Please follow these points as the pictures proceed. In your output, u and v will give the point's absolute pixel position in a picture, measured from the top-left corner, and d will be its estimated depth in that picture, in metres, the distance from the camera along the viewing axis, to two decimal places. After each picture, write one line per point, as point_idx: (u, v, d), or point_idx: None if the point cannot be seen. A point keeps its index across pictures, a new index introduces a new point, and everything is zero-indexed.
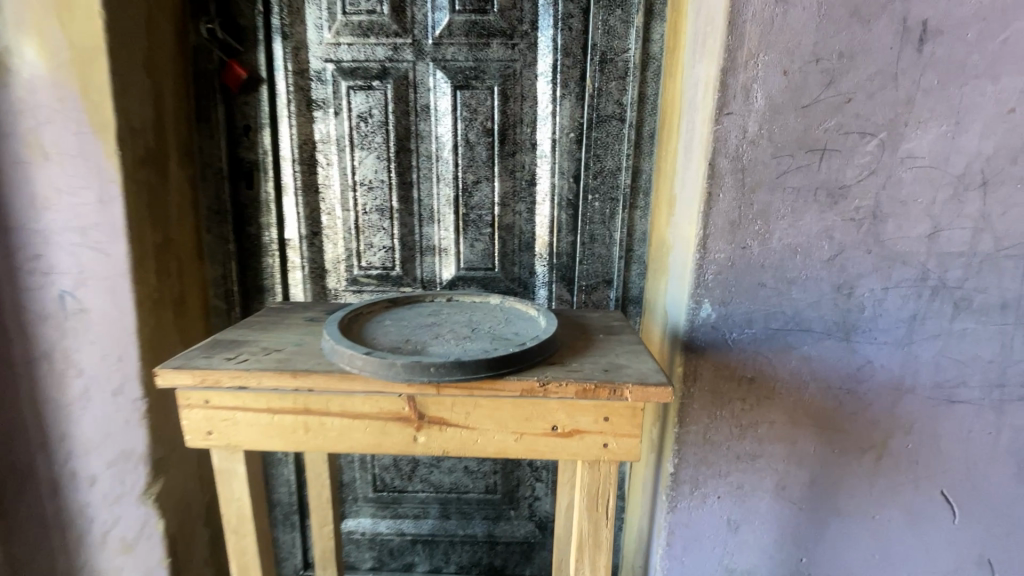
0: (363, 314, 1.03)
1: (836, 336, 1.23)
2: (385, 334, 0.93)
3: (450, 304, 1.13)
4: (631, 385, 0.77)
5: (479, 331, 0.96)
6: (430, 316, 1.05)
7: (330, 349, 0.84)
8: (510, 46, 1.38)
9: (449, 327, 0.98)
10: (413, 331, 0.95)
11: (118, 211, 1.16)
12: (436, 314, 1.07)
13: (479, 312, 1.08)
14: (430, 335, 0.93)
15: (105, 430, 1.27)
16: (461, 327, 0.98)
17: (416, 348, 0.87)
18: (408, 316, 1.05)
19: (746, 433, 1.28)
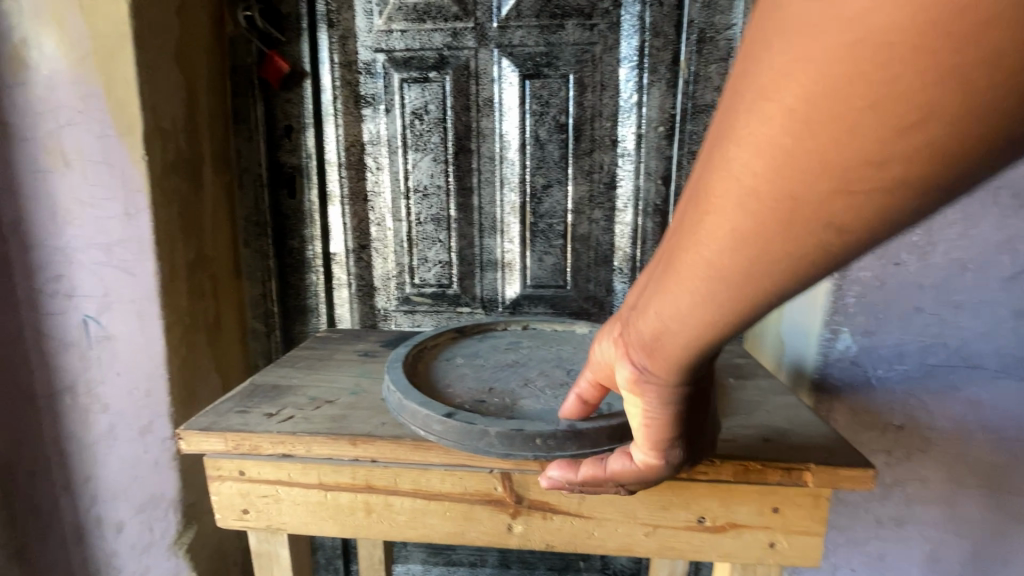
0: (428, 348, 0.84)
1: (1014, 375, 0.93)
2: (465, 379, 0.73)
3: (529, 333, 0.93)
4: (816, 464, 0.57)
5: (580, 374, 0.75)
6: (512, 352, 0.85)
7: (395, 404, 0.63)
8: (588, 26, 1.17)
9: (539, 368, 0.78)
10: (498, 376, 0.75)
11: (145, 225, 1.01)
12: (517, 347, 0.86)
13: (569, 345, 0.88)
14: (522, 380, 0.73)
15: (134, 473, 1.12)
16: (556, 368, 0.77)
17: (509, 403, 0.66)
18: (483, 352, 0.85)
19: (890, 494, 1.01)
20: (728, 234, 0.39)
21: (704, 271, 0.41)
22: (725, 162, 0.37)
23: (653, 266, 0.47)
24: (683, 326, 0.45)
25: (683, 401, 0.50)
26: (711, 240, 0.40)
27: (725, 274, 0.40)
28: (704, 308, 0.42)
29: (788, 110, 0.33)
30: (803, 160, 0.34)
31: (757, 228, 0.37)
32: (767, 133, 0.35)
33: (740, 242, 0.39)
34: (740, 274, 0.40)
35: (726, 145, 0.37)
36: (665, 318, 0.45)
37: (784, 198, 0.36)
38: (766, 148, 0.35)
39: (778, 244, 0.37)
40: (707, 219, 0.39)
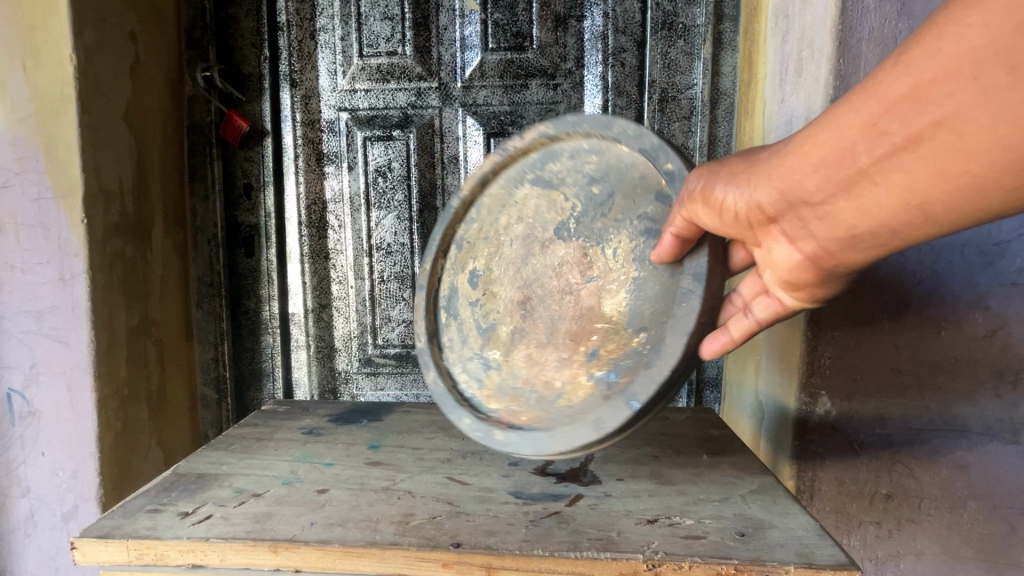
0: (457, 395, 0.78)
1: (1000, 438, 0.87)
2: (544, 362, 0.73)
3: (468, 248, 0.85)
4: (796, 569, 0.50)
5: (580, 232, 0.74)
6: (493, 291, 0.80)
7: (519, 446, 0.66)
8: (551, 86, 1.17)
9: (546, 273, 0.75)
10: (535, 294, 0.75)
11: (80, 290, 0.94)
12: (487, 283, 0.81)
13: (506, 221, 0.82)
14: (572, 300, 0.73)
15: (53, 565, 1.01)
16: (554, 253, 0.75)
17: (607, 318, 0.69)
18: (480, 321, 0.80)
19: (884, 570, 0.92)
20: (929, 185, 0.44)
21: (918, 211, 0.46)
22: (964, 124, 0.41)
23: (811, 179, 0.50)
24: (881, 242, 0.50)
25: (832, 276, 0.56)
26: (912, 184, 0.45)
27: (933, 215, 0.46)
28: (900, 231, 0.48)
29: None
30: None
31: (976, 185, 0.43)
32: (1007, 109, 0.39)
33: (976, 196, 0.43)
34: (940, 215, 0.46)
35: (961, 99, 0.40)
36: (862, 235, 0.50)
37: (1008, 166, 0.41)
38: (999, 122, 0.39)
39: (970, 204, 0.44)
40: (917, 166, 0.44)
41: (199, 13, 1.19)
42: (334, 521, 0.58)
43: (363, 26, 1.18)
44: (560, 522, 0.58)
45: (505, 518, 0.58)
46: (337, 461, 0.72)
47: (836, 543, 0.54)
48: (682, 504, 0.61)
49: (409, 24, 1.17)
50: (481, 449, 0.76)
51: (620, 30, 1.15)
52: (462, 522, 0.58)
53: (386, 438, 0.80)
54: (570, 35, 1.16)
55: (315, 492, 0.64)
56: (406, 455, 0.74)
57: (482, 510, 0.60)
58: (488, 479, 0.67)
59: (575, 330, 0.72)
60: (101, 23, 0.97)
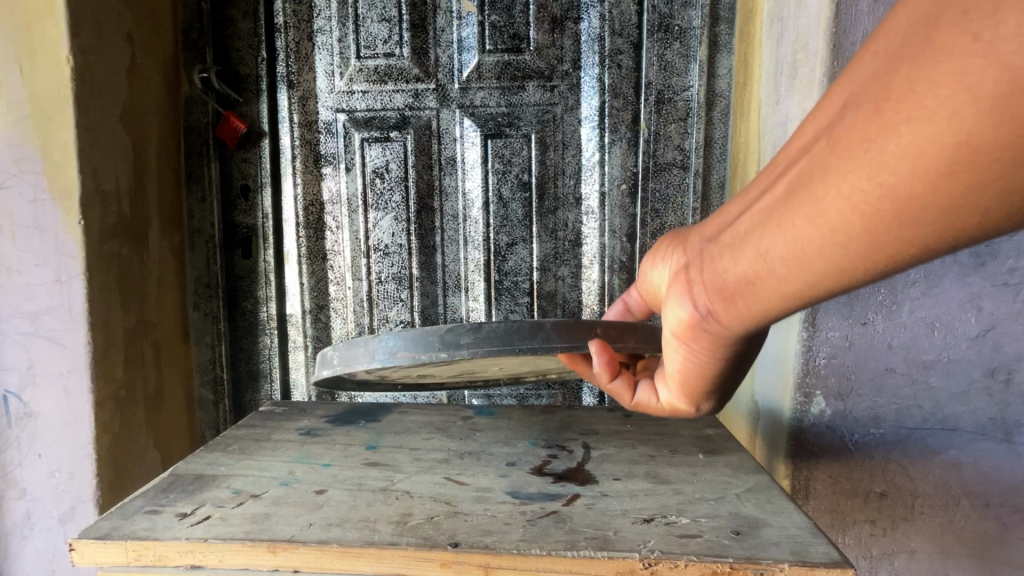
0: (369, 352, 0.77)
1: (993, 437, 0.88)
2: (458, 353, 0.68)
3: None
4: (790, 566, 0.51)
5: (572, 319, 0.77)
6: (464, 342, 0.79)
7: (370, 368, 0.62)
8: (548, 88, 1.18)
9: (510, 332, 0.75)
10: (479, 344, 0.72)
11: (77, 292, 0.94)
12: None
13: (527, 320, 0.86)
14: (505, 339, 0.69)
15: (50, 567, 1.01)
16: None
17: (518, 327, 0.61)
18: None
19: (878, 568, 0.93)
20: (778, 259, 0.42)
21: (777, 284, 0.43)
22: (800, 198, 0.38)
23: (710, 238, 0.50)
24: (754, 317, 0.48)
25: (722, 360, 0.55)
26: (765, 254, 0.43)
27: (793, 294, 0.43)
28: (767, 305, 0.45)
29: (852, 181, 0.35)
30: (873, 223, 0.35)
31: (823, 266, 0.39)
32: (832, 187, 0.36)
33: (822, 276, 0.40)
34: (798, 293, 0.43)
35: (803, 171, 0.38)
36: (734, 303, 0.48)
37: (845, 249, 0.37)
38: (826, 199, 0.37)
39: (825, 286, 0.41)
40: (767, 235, 0.42)
41: (196, 14, 1.19)
42: (332, 522, 0.58)
43: (360, 28, 1.18)
44: (558, 521, 0.58)
45: (502, 518, 0.59)
46: (335, 461, 0.72)
47: (830, 541, 0.55)
48: (677, 503, 0.62)
49: (406, 26, 1.18)
50: (479, 449, 0.76)
51: (616, 32, 1.15)
52: (460, 522, 0.58)
53: (384, 438, 0.80)
54: (566, 36, 1.16)
55: (314, 492, 0.65)
56: (404, 456, 0.74)
57: (480, 509, 0.61)
58: (486, 479, 0.68)
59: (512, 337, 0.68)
60: (98, 25, 0.97)
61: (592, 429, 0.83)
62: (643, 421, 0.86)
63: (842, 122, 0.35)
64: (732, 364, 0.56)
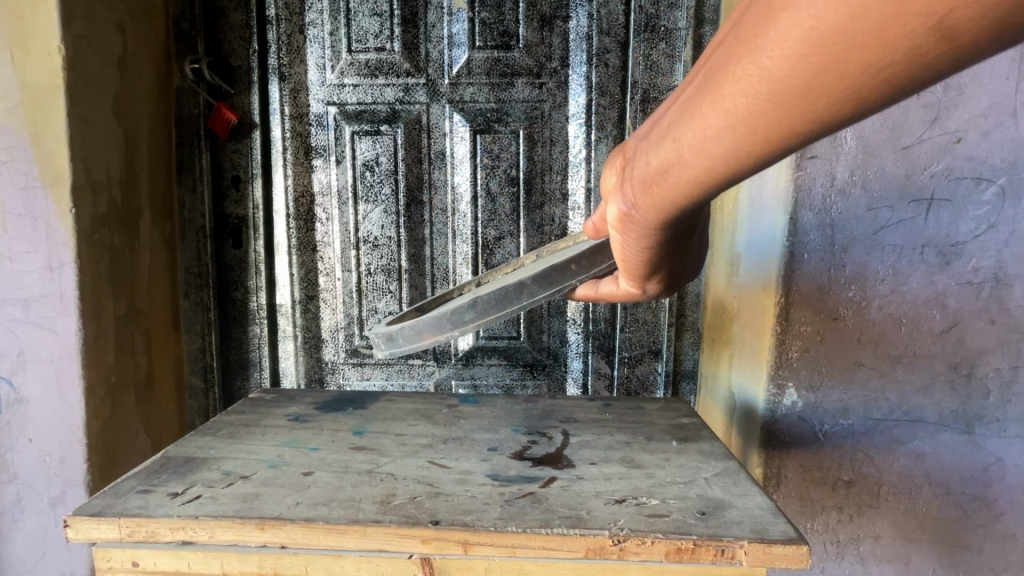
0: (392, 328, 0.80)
1: (954, 429, 0.90)
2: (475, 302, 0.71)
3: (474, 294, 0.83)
4: (749, 543, 0.54)
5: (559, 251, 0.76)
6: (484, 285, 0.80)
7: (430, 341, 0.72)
8: (536, 85, 1.20)
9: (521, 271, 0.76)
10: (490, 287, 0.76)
11: (69, 280, 0.95)
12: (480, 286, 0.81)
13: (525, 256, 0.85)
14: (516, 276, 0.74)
15: (41, 550, 1.03)
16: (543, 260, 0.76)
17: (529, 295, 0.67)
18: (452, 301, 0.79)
19: (844, 553, 0.97)
20: (691, 146, 0.40)
21: (693, 171, 0.41)
22: (710, 83, 0.36)
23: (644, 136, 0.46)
24: (678, 208, 0.45)
25: (658, 248, 0.52)
26: (679, 142, 0.40)
27: (706, 179, 0.41)
28: (685, 198, 0.44)
29: (782, 41, 0.31)
30: (784, 95, 0.33)
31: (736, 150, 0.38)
32: (755, 59, 0.33)
33: (743, 157, 0.38)
34: (717, 179, 0.40)
35: (721, 51, 0.36)
36: (656, 196, 0.45)
37: (766, 126, 0.35)
38: (750, 67, 0.33)
39: (743, 169, 0.39)
40: (687, 125, 0.39)
41: (188, 5, 1.19)
42: (318, 501, 0.61)
43: (352, 22, 1.19)
44: (534, 502, 0.61)
45: (481, 499, 0.62)
46: (322, 446, 0.75)
47: (788, 521, 0.58)
48: (649, 486, 0.65)
49: (397, 21, 1.19)
50: (462, 435, 0.79)
51: (604, 32, 1.18)
52: (441, 502, 0.61)
53: (370, 424, 0.83)
54: (555, 35, 1.18)
55: (301, 474, 0.67)
56: (389, 441, 0.77)
57: (461, 491, 0.63)
58: (467, 463, 0.70)
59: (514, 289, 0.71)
60: (90, 15, 0.97)
61: (571, 418, 0.87)
62: (622, 411, 0.89)
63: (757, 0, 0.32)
64: (669, 247, 0.52)
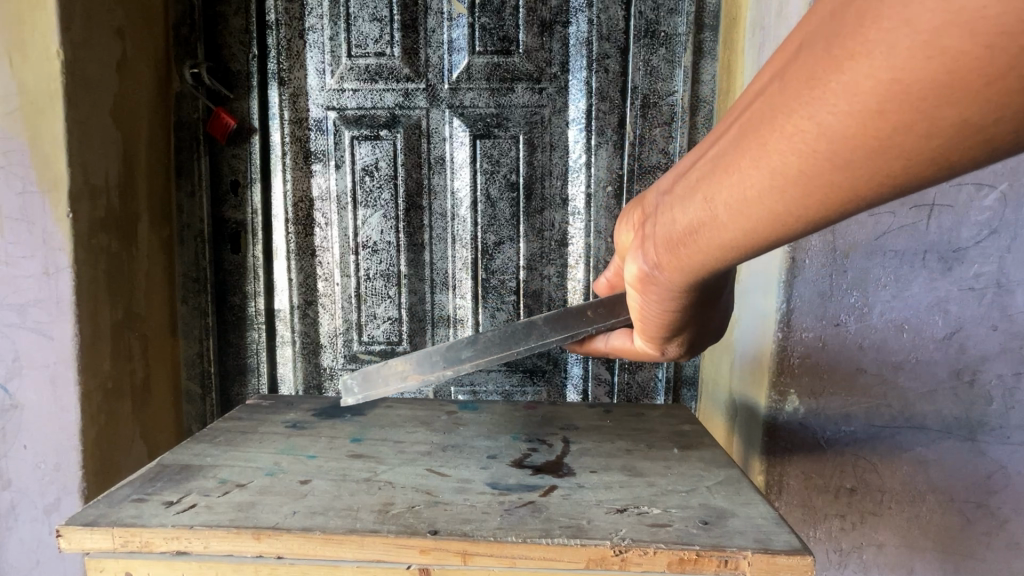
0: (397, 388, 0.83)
1: (957, 435, 0.89)
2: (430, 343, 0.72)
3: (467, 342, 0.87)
4: (753, 553, 0.54)
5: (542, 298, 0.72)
6: None
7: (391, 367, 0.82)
8: (536, 90, 1.20)
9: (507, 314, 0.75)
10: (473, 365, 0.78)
11: (66, 284, 0.94)
12: None
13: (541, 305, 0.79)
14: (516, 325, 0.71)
15: (34, 558, 1.01)
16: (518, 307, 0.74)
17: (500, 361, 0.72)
18: None
19: (847, 561, 0.96)
20: (734, 200, 0.40)
21: (736, 226, 0.41)
22: (757, 140, 0.37)
23: (674, 188, 0.47)
24: (718, 258, 0.45)
25: (686, 303, 0.53)
26: (718, 198, 0.41)
27: (754, 228, 0.41)
28: (721, 250, 0.44)
29: (844, 95, 0.31)
30: (843, 153, 0.33)
31: (785, 206, 0.38)
32: (810, 114, 0.33)
33: (793, 215, 0.38)
34: (764, 231, 0.40)
35: (766, 107, 0.36)
36: (689, 250, 0.46)
37: (826, 175, 0.35)
38: (805, 122, 0.34)
39: (789, 227, 0.39)
40: (728, 180, 0.40)
41: (188, 10, 1.19)
42: (315, 510, 0.60)
43: (352, 27, 1.19)
44: (534, 511, 0.60)
45: (480, 507, 0.61)
46: (320, 453, 0.74)
47: (792, 530, 0.58)
48: (650, 495, 0.64)
49: (397, 26, 1.19)
50: (461, 442, 0.78)
51: (604, 37, 1.17)
52: (439, 511, 0.60)
53: (369, 431, 0.82)
54: (555, 40, 1.18)
55: (298, 482, 0.66)
56: (388, 448, 0.76)
57: (460, 499, 0.63)
58: (467, 471, 0.70)
59: None
60: (89, 18, 0.97)
61: (572, 425, 0.86)
62: (622, 418, 0.89)
63: (809, 57, 0.33)
64: (701, 296, 0.53)
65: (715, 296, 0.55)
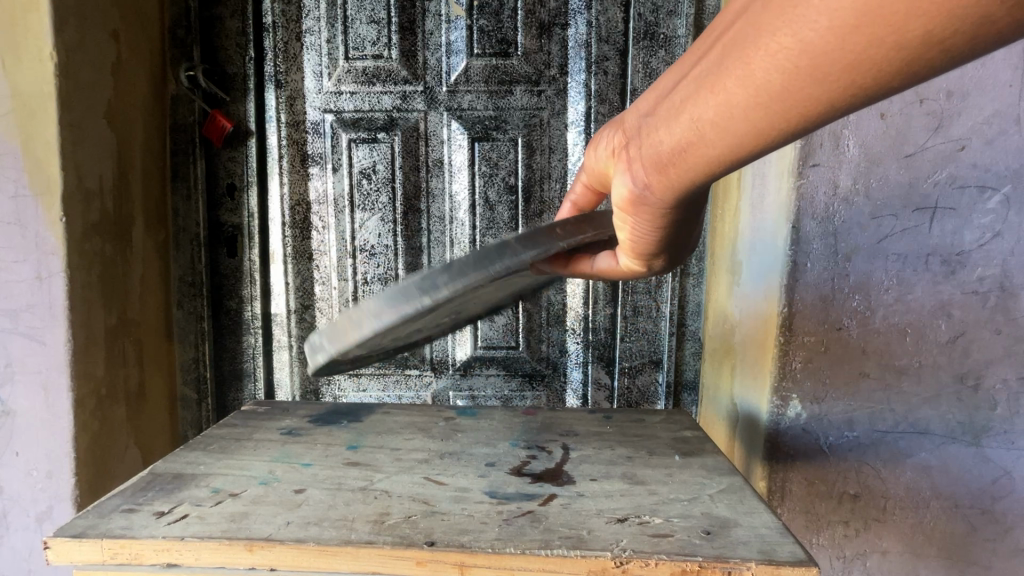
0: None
1: (961, 441, 0.88)
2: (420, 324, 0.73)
3: None
4: (757, 565, 0.52)
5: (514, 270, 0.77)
6: None
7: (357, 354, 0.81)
8: (535, 92, 1.19)
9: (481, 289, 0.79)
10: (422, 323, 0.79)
11: (58, 289, 0.93)
12: None
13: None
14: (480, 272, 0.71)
15: (26, 567, 1.00)
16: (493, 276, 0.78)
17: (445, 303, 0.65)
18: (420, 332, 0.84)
19: (851, 568, 0.94)
20: (714, 121, 0.40)
21: (715, 147, 0.42)
22: (740, 56, 0.37)
23: (653, 113, 0.47)
24: (695, 185, 0.46)
25: (659, 240, 0.54)
26: (698, 118, 0.41)
27: (733, 148, 0.41)
28: (700, 173, 0.44)
29: (827, 8, 0.32)
30: (821, 68, 0.34)
31: (764, 124, 0.39)
32: (794, 29, 0.34)
33: (772, 130, 0.39)
34: (743, 149, 0.41)
35: (749, 25, 0.37)
36: (670, 177, 0.46)
37: (803, 89, 0.36)
38: (789, 37, 0.34)
39: (762, 145, 0.40)
40: (709, 100, 0.40)
41: (184, 12, 1.18)
42: (309, 521, 0.59)
43: (349, 29, 1.19)
44: (533, 520, 0.59)
45: (478, 518, 0.60)
46: (315, 461, 0.73)
47: (796, 540, 0.56)
48: (652, 504, 0.63)
49: (395, 28, 1.18)
50: (459, 450, 0.77)
51: (603, 39, 1.17)
52: (437, 521, 0.59)
53: (365, 438, 0.80)
54: (554, 42, 1.18)
55: (293, 491, 0.65)
56: (384, 456, 0.74)
57: (457, 509, 0.61)
58: (464, 479, 0.68)
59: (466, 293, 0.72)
60: (83, 20, 0.96)
61: (571, 431, 0.85)
62: (623, 423, 0.87)
63: None
64: (674, 232, 0.53)
65: (684, 234, 0.55)
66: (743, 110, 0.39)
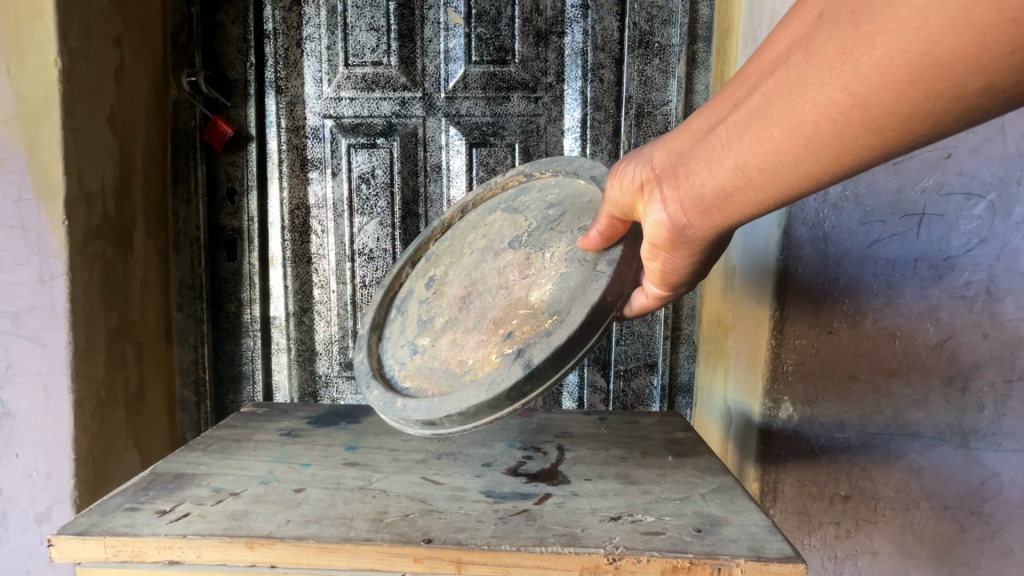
0: (379, 373, 0.83)
1: (950, 442, 0.90)
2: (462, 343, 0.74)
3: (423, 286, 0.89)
4: (746, 561, 0.54)
5: (525, 242, 0.78)
6: (442, 286, 0.85)
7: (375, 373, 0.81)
8: (532, 99, 1.21)
9: (489, 274, 0.78)
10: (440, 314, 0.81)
11: (60, 291, 0.94)
12: (439, 285, 0.86)
13: (473, 238, 0.89)
14: (505, 293, 0.74)
15: (25, 568, 1.00)
16: (503, 257, 0.78)
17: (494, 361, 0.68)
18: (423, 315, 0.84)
19: (842, 568, 0.96)
20: (769, 158, 0.47)
21: (767, 180, 0.48)
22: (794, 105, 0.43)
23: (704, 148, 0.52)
24: (742, 211, 0.52)
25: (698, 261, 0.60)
26: (754, 155, 0.47)
27: (783, 182, 0.47)
28: (750, 202, 0.50)
29: (877, 68, 0.37)
30: (869, 119, 0.40)
31: (812, 163, 0.45)
32: (845, 85, 0.40)
33: (818, 169, 0.45)
34: (792, 183, 0.47)
35: (802, 76, 0.42)
36: (722, 204, 0.52)
37: (849, 135, 0.41)
38: (840, 93, 0.40)
39: (808, 181, 0.46)
40: (764, 142, 0.46)
41: (186, 19, 1.20)
42: (309, 519, 0.60)
43: (349, 36, 1.20)
44: (528, 519, 0.60)
45: (475, 516, 0.61)
46: (314, 461, 0.74)
47: (785, 538, 0.58)
48: (644, 503, 0.65)
49: (394, 36, 1.20)
50: (456, 451, 0.78)
51: (598, 47, 1.19)
52: (434, 519, 0.60)
53: (363, 439, 0.82)
54: (550, 49, 1.20)
55: (293, 490, 0.66)
56: (382, 456, 0.76)
57: (454, 507, 0.63)
58: (461, 479, 0.70)
59: (500, 315, 0.72)
60: (87, 27, 0.98)
61: (567, 432, 0.86)
62: (618, 425, 0.89)
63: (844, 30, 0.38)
64: (710, 253, 0.60)
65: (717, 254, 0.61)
66: (795, 150, 0.45)
